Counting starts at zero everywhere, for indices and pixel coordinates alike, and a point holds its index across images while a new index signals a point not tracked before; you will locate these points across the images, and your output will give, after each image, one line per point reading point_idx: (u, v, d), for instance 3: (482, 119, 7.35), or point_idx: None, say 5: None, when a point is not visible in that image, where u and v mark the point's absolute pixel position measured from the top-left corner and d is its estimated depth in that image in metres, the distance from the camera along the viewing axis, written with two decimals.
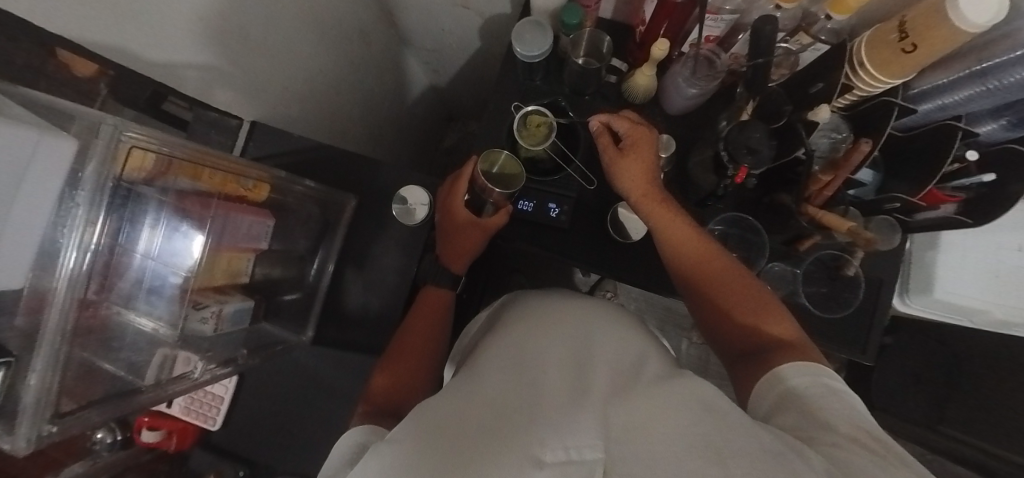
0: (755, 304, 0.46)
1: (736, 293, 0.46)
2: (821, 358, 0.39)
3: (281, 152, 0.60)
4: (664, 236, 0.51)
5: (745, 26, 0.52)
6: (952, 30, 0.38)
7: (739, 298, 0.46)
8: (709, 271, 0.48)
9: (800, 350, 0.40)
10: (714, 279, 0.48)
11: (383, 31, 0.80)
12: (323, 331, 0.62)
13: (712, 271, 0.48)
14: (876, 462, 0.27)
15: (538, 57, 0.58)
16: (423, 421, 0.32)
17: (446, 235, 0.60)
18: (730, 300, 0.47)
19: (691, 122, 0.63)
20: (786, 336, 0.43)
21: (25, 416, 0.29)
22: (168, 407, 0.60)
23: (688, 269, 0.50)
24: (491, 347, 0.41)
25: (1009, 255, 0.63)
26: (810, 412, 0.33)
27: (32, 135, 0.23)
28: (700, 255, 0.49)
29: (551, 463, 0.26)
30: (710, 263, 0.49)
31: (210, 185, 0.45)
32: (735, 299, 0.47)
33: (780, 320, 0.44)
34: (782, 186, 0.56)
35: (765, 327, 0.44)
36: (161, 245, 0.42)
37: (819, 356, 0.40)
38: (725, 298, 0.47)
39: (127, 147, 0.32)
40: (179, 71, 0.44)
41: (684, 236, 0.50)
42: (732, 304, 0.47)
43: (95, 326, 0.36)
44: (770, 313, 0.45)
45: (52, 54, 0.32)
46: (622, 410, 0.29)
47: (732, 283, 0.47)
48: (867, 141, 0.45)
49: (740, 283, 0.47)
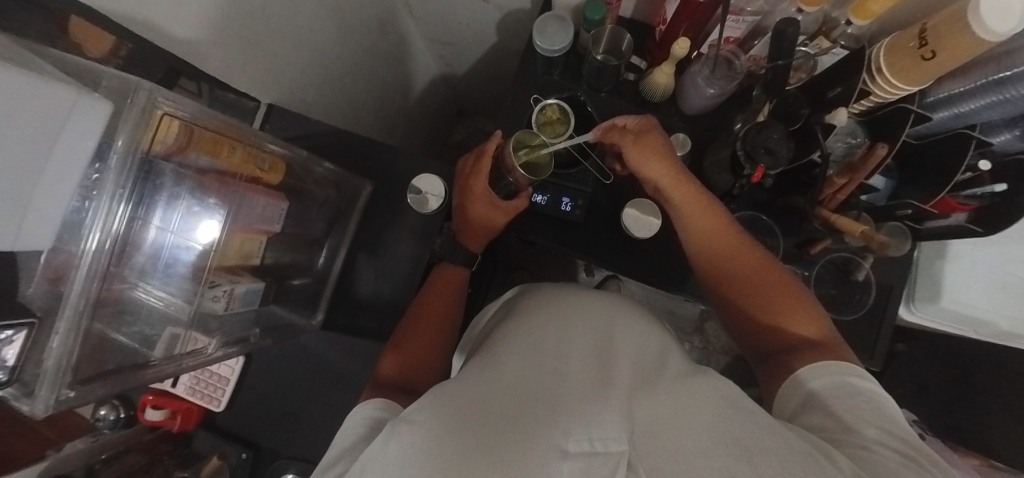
0: (776, 295, 0.45)
1: (754, 278, 0.46)
2: (849, 357, 0.39)
3: (297, 135, 0.61)
4: (694, 228, 0.50)
5: (766, 28, 0.54)
6: (972, 38, 0.38)
7: (757, 285, 0.46)
8: (733, 265, 0.48)
9: (829, 349, 0.40)
10: (736, 264, 0.47)
11: (400, 22, 0.81)
12: (333, 317, 0.62)
13: (736, 257, 0.48)
14: (901, 461, 0.28)
15: (559, 51, 0.59)
16: (438, 403, 0.31)
17: (464, 212, 0.59)
18: (752, 296, 0.46)
19: (708, 123, 0.64)
20: (818, 337, 0.42)
21: (44, 381, 0.29)
22: (173, 387, 0.59)
23: (704, 247, 0.50)
24: (507, 332, 0.40)
25: (1015, 267, 0.64)
26: (835, 412, 0.34)
27: (68, 96, 0.23)
28: (723, 236, 0.49)
29: (575, 453, 0.27)
30: (738, 257, 0.48)
31: (228, 164, 0.44)
32: (763, 297, 0.45)
33: (808, 319, 0.43)
34: (795, 189, 0.58)
35: (798, 328, 0.43)
36: (181, 217, 0.41)
37: (847, 355, 0.39)
38: (748, 293, 0.46)
39: (158, 114, 0.33)
40: (201, 49, 0.44)
41: (712, 228, 0.49)
42: (753, 295, 0.46)
43: (109, 299, 0.36)
44: (796, 313, 0.44)
45: (66, 25, 0.31)
46: (648, 408, 0.31)
47: (750, 269, 0.47)
48: (883, 145, 0.46)
49: (768, 276, 0.46)
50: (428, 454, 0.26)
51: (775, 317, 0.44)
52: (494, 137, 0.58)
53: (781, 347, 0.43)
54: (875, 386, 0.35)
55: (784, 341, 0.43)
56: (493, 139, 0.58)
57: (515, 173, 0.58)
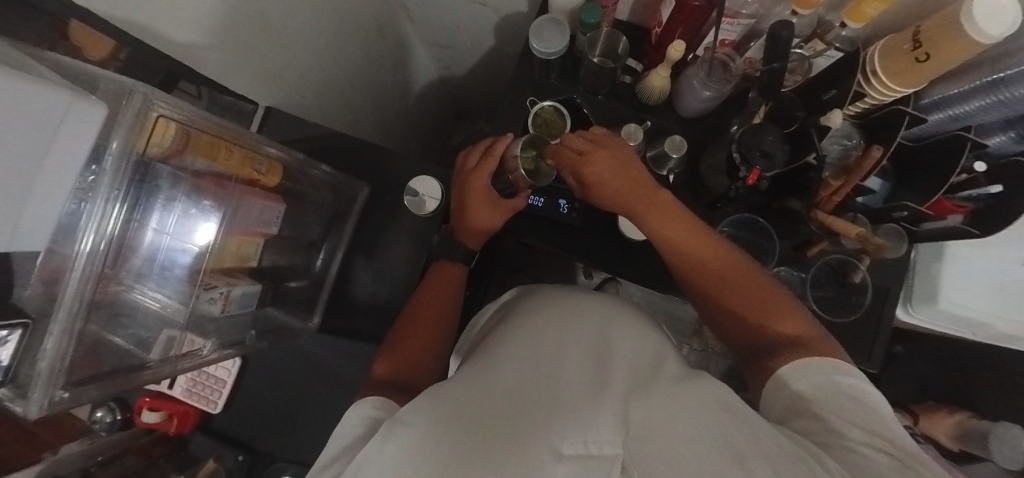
0: (755, 297, 0.45)
1: (730, 283, 0.46)
2: (834, 353, 0.38)
3: (295, 139, 0.61)
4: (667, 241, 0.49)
5: (761, 31, 0.55)
6: (965, 40, 0.38)
7: (738, 287, 0.45)
8: (709, 270, 0.47)
9: (810, 345, 0.39)
10: (711, 269, 0.47)
11: (398, 27, 0.81)
12: (330, 319, 0.62)
13: (710, 263, 0.47)
14: (896, 466, 0.28)
15: (554, 54, 0.59)
16: (434, 404, 0.31)
17: (464, 209, 0.58)
18: (733, 301, 0.45)
19: (705, 125, 0.64)
20: (800, 334, 0.41)
21: (38, 381, 0.29)
22: (171, 389, 0.59)
23: (681, 258, 0.49)
24: (502, 336, 0.40)
25: (1012, 269, 0.64)
26: (821, 414, 0.33)
27: (63, 99, 0.23)
28: (697, 244, 0.48)
29: (570, 456, 0.27)
30: (711, 264, 0.47)
31: (226, 167, 0.44)
32: (744, 299, 0.45)
33: (790, 318, 0.43)
34: (793, 192, 0.58)
35: (780, 326, 0.42)
36: (178, 220, 0.42)
37: (831, 351, 0.39)
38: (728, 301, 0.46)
39: (153, 117, 0.33)
40: (199, 52, 0.44)
41: (685, 237, 0.49)
42: (732, 298, 0.46)
43: (106, 301, 0.36)
44: (775, 311, 0.43)
45: (62, 27, 0.31)
46: (644, 412, 0.31)
47: (729, 273, 0.46)
48: (878, 147, 0.46)
49: (745, 277, 0.46)
50: (420, 457, 0.26)
51: (756, 318, 0.44)
52: (505, 137, 0.59)
53: (767, 345, 0.42)
54: (864, 386, 0.35)
55: (766, 339, 0.43)
56: (503, 140, 0.59)
57: (517, 174, 0.59)
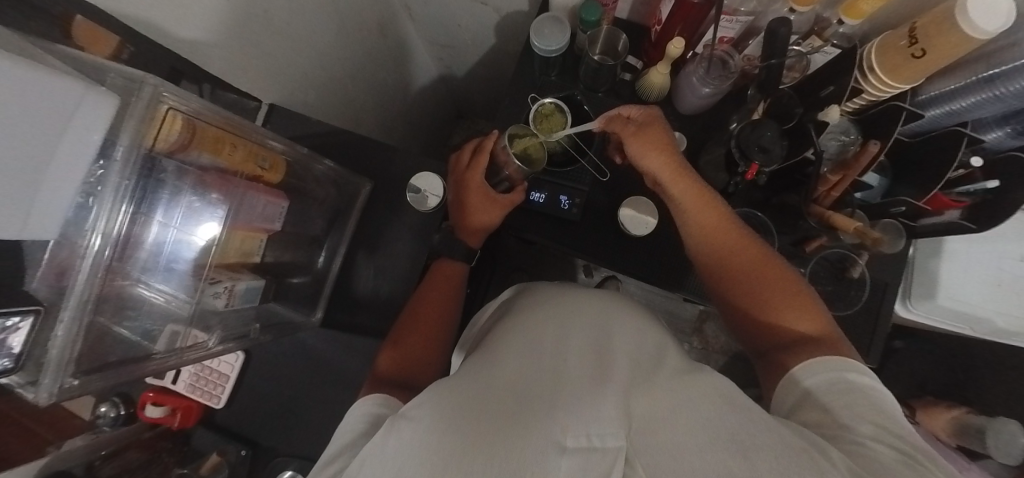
0: (775, 287, 0.45)
1: (749, 270, 0.47)
2: (849, 353, 0.39)
3: (297, 136, 0.61)
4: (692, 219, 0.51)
5: (759, 28, 0.55)
6: (960, 36, 0.39)
7: (757, 277, 0.46)
8: (731, 255, 0.48)
9: (828, 344, 0.40)
10: (733, 255, 0.48)
11: (400, 25, 0.82)
12: (332, 314, 0.63)
13: (733, 249, 0.48)
14: (902, 461, 0.28)
15: (555, 52, 0.60)
16: (437, 397, 0.32)
17: (461, 205, 0.61)
18: (751, 289, 0.46)
19: (705, 123, 0.65)
20: (815, 332, 0.41)
21: (49, 367, 0.30)
22: (174, 384, 0.60)
23: (704, 238, 0.50)
24: (505, 331, 0.40)
25: (1009, 265, 0.64)
26: (830, 410, 0.34)
27: (76, 89, 0.23)
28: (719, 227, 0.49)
29: (573, 448, 0.27)
30: (733, 249, 0.48)
31: (229, 162, 0.44)
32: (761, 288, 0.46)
33: (807, 312, 0.43)
34: (791, 188, 0.59)
35: (794, 322, 0.43)
36: (183, 215, 0.42)
37: (846, 351, 0.39)
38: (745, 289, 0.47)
39: (162, 109, 0.34)
40: (203, 49, 0.45)
41: (710, 218, 0.50)
42: (751, 285, 0.46)
43: (112, 294, 0.36)
44: (794, 305, 0.44)
45: (68, 24, 0.31)
46: (646, 403, 0.31)
47: (750, 260, 0.47)
48: (875, 142, 0.47)
49: (765, 266, 0.46)
50: (422, 450, 0.27)
51: (772, 309, 0.44)
52: (492, 133, 0.60)
53: (781, 341, 0.43)
54: (872, 380, 0.35)
55: (782, 334, 0.43)
56: (490, 136, 0.60)
57: (511, 167, 0.60)
